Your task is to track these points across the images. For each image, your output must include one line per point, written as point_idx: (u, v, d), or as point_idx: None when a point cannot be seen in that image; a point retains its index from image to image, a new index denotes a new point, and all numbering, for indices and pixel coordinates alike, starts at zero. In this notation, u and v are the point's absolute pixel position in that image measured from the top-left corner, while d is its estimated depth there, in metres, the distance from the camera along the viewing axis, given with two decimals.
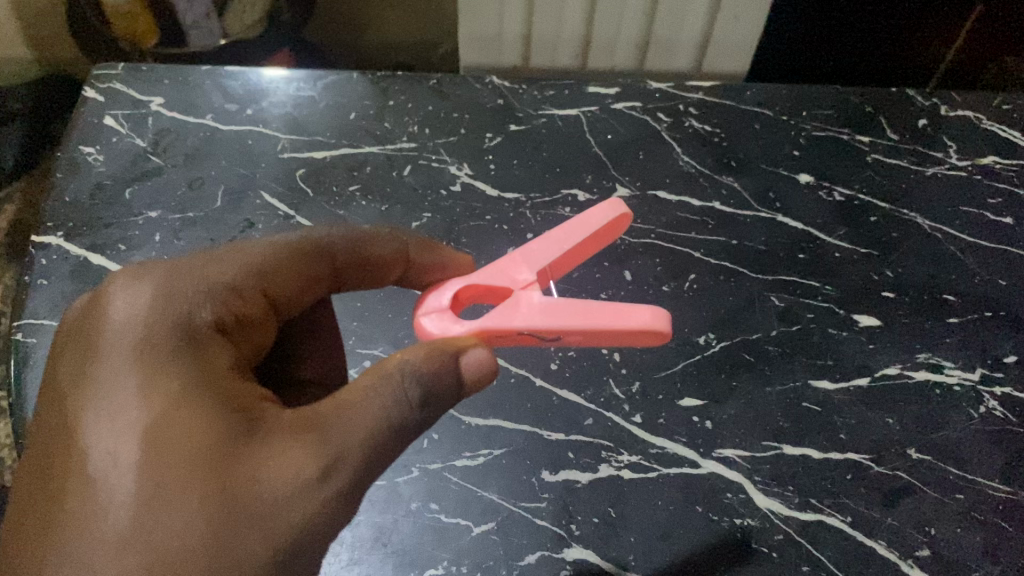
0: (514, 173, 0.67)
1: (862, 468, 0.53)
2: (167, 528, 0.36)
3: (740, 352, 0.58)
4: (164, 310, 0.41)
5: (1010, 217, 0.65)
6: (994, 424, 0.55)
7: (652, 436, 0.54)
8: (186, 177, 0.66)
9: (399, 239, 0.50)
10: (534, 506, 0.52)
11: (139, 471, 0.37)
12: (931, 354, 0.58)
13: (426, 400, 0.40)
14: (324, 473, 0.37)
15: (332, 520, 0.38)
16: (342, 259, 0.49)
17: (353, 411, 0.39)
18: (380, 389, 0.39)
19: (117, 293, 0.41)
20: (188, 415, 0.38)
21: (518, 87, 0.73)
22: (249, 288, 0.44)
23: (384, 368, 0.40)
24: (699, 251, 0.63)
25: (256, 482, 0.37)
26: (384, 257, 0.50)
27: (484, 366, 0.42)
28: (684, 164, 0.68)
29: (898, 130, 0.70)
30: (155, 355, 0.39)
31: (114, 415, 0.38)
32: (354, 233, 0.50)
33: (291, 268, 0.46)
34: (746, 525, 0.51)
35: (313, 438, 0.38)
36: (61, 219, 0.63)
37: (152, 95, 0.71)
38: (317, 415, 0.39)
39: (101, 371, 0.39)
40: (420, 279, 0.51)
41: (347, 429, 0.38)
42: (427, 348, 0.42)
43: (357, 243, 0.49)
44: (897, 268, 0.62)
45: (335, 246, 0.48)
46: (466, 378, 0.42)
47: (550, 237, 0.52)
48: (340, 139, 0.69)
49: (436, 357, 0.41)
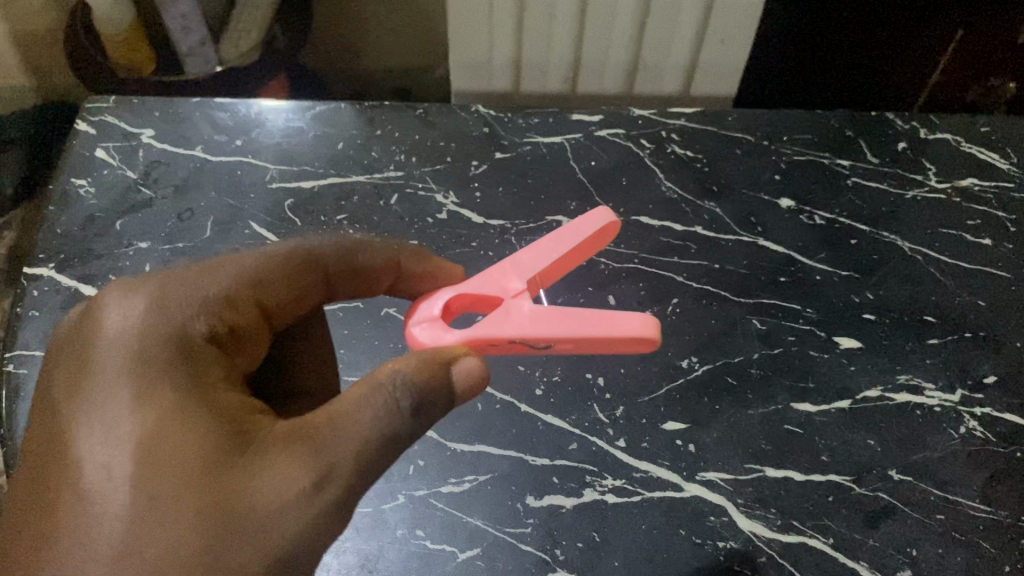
0: (499, 200, 0.68)
1: (844, 490, 0.54)
2: (161, 539, 0.36)
3: (722, 376, 0.58)
4: (158, 322, 0.42)
5: (990, 238, 0.66)
6: (973, 445, 0.56)
7: (636, 460, 0.55)
8: (175, 209, 0.67)
9: (390, 247, 0.51)
10: (519, 532, 0.52)
11: (133, 485, 0.38)
12: (911, 375, 0.59)
13: (418, 409, 0.41)
14: (318, 483, 0.38)
15: (326, 532, 0.39)
16: (334, 269, 0.49)
17: (346, 421, 0.39)
18: (371, 399, 0.40)
19: (111, 305, 0.42)
20: (182, 426, 0.39)
21: (503, 115, 0.74)
22: (242, 298, 0.45)
23: (375, 377, 0.41)
24: (682, 276, 0.64)
25: (250, 493, 0.38)
26: (376, 266, 0.50)
27: (474, 376, 0.43)
28: (667, 190, 0.69)
29: (878, 154, 0.71)
30: (150, 368, 0.40)
31: (108, 427, 0.39)
32: (346, 242, 0.50)
33: (284, 278, 0.47)
34: (730, 548, 0.52)
35: (307, 449, 0.39)
36: (53, 251, 0.64)
37: (142, 127, 0.73)
38: (310, 426, 0.39)
39: (95, 381, 0.40)
40: (411, 287, 0.52)
41: (337, 440, 0.39)
42: (419, 357, 0.42)
43: (348, 252, 0.50)
44: (878, 290, 0.63)
45: (327, 255, 0.49)
46: (458, 389, 0.43)
47: (538, 245, 0.53)
48: (328, 168, 0.70)
49: (427, 367, 0.42)
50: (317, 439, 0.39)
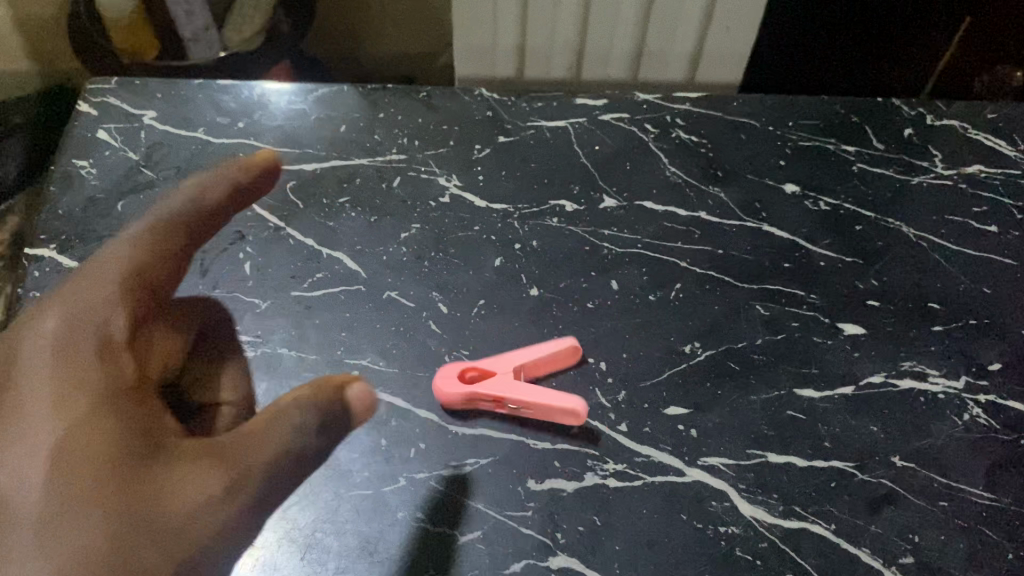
0: (502, 184, 0.68)
1: (846, 476, 0.53)
2: (73, 543, 0.38)
3: (725, 361, 0.58)
4: (60, 333, 0.43)
5: (996, 225, 0.66)
6: (977, 432, 0.55)
7: (638, 445, 0.55)
8: (177, 190, 0.67)
9: (223, 175, 0.48)
10: (520, 515, 0.52)
11: (47, 491, 0.39)
12: (915, 362, 0.58)
13: (324, 427, 0.40)
14: (227, 488, 0.39)
15: (239, 533, 0.40)
16: (200, 224, 0.48)
17: (255, 438, 0.40)
18: (277, 422, 0.40)
19: (25, 326, 0.44)
20: (93, 437, 0.40)
21: (507, 99, 0.74)
22: (144, 300, 0.46)
23: (274, 407, 0.41)
24: (685, 261, 0.63)
25: (160, 499, 0.39)
26: (218, 203, 0.48)
27: (367, 401, 0.41)
28: (671, 175, 0.68)
29: (884, 140, 0.71)
30: (56, 385, 0.42)
31: (24, 437, 0.41)
32: (196, 193, 0.48)
33: (167, 261, 0.47)
34: (731, 533, 0.51)
35: (214, 459, 0.40)
36: (54, 232, 0.64)
37: (145, 109, 0.72)
38: (220, 441, 0.40)
39: (16, 396, 0.42)
40: (246, 195, 0.49)
41: (247, 454, 0.40)
42: (315, 386, 0.41)
43: (200, 198, 0.48)
44: (882, 277, 0.62)
45: (189, 216, 0.48)
46: (355, 407, 0.41)
47: (531, 344, 0.58)
48: (330, 151, 0.70)
49: (319, 387, 0.41)
50: (224, 450, 0.40)
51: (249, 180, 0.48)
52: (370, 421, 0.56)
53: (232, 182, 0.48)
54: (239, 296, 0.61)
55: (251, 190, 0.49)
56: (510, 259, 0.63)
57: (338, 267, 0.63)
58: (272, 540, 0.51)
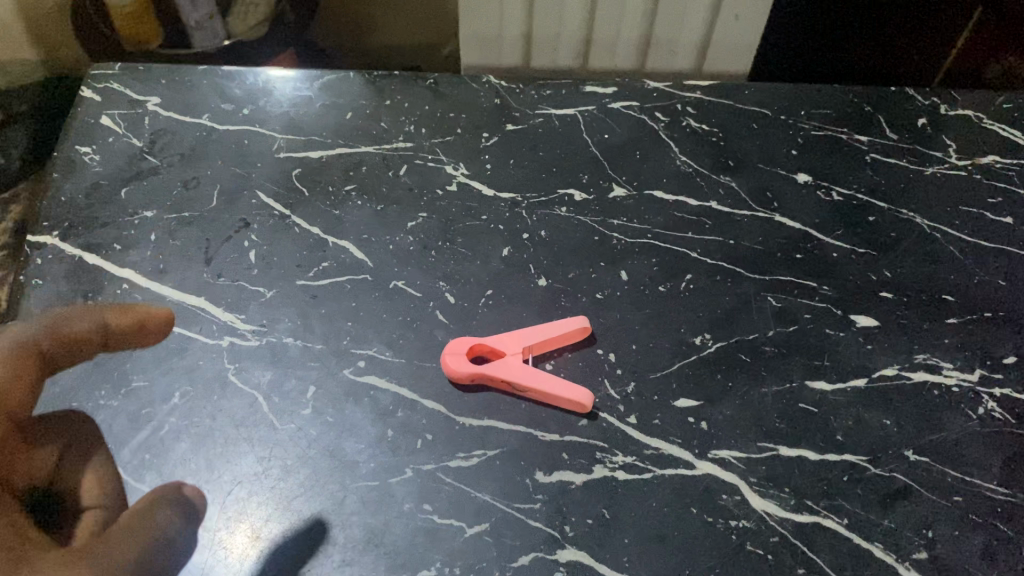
0: (510, 173, 0.67)
1: (859, 470, 0.53)
2: None
3: (736, 353, 0.57)
4: None
5: (1011, 216, 0.65)
6: (992, 425, 0.55)
7: (648, 437, 0.54)
8: (181, 177, 0.66)
9: (96, 310, 0.44)
10: (528, 507, 0.51)
11: None
12: (928, 354, 0.57)
13: (185, 532, 0.42)
14: None
15: None
16: (56, 346, 0.42)
17: (122, 542, 0.39)
18: (149, 526, 0.40)
19: None
20: None
21: (515, 87, 0.73)
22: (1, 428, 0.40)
23: (134, 514, 0.40)
24: (696, 251, 0.62)
25: None
26: (82, 336, 0.43)
27: (200, 500, 0.44)
28: (681, 164, 0.68)
29: (897, 130, 0.70)
30: None
31: None
32: (52, 317, 0.43)
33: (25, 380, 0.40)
34: (742, 526, 0.51)
35: (84, 565, 0.37)
36: (57, 219, 0.64)
37: (148, 95, 0.72)
38: (82, 547, 0.38)
39: None
40: (125, 342, 0.45)
41: (117, 557, 0.38)
42: (155, 497, 0.42)
43: (62, 324, 0.42)
44: (895, 268, 0.62)
45: (49, 338, 0.42)
46: (199, 510, 0.44)
47: (543, 324, 0.58)
48: (336, 139, 0.69)
49: (157, 497, 0.42)
50: (92, 556, 0.37)
51: (125, 325, 0.44)
52: (377, 412, 0.55)
53: (103, 322, 0.44)
54: (244, 285, 0.61)
55: (125, 336, 0.45)
56: (518, 248, 0.63)
57: (344, 256, 0.62)
58: (277, 531, 0.50)
